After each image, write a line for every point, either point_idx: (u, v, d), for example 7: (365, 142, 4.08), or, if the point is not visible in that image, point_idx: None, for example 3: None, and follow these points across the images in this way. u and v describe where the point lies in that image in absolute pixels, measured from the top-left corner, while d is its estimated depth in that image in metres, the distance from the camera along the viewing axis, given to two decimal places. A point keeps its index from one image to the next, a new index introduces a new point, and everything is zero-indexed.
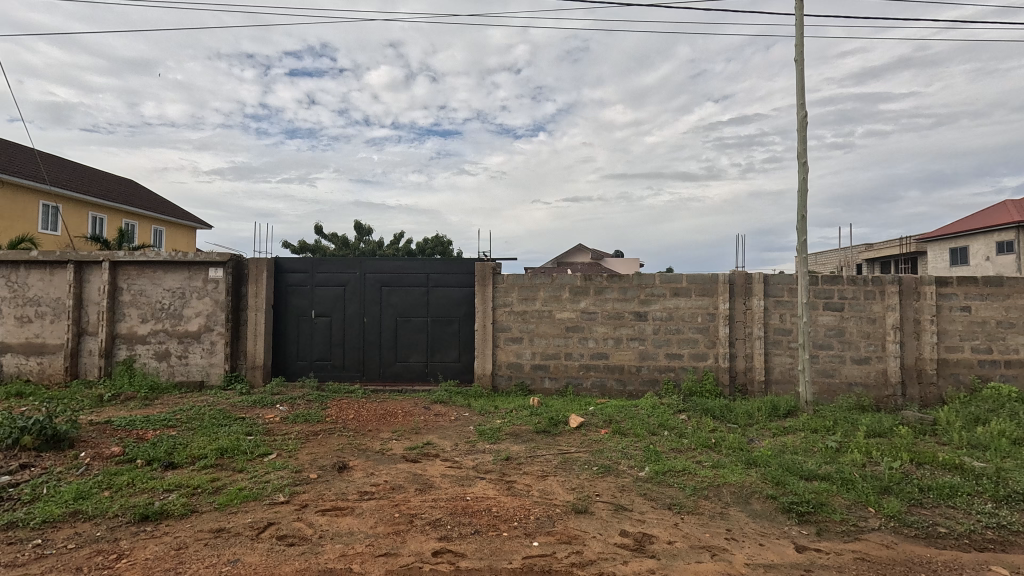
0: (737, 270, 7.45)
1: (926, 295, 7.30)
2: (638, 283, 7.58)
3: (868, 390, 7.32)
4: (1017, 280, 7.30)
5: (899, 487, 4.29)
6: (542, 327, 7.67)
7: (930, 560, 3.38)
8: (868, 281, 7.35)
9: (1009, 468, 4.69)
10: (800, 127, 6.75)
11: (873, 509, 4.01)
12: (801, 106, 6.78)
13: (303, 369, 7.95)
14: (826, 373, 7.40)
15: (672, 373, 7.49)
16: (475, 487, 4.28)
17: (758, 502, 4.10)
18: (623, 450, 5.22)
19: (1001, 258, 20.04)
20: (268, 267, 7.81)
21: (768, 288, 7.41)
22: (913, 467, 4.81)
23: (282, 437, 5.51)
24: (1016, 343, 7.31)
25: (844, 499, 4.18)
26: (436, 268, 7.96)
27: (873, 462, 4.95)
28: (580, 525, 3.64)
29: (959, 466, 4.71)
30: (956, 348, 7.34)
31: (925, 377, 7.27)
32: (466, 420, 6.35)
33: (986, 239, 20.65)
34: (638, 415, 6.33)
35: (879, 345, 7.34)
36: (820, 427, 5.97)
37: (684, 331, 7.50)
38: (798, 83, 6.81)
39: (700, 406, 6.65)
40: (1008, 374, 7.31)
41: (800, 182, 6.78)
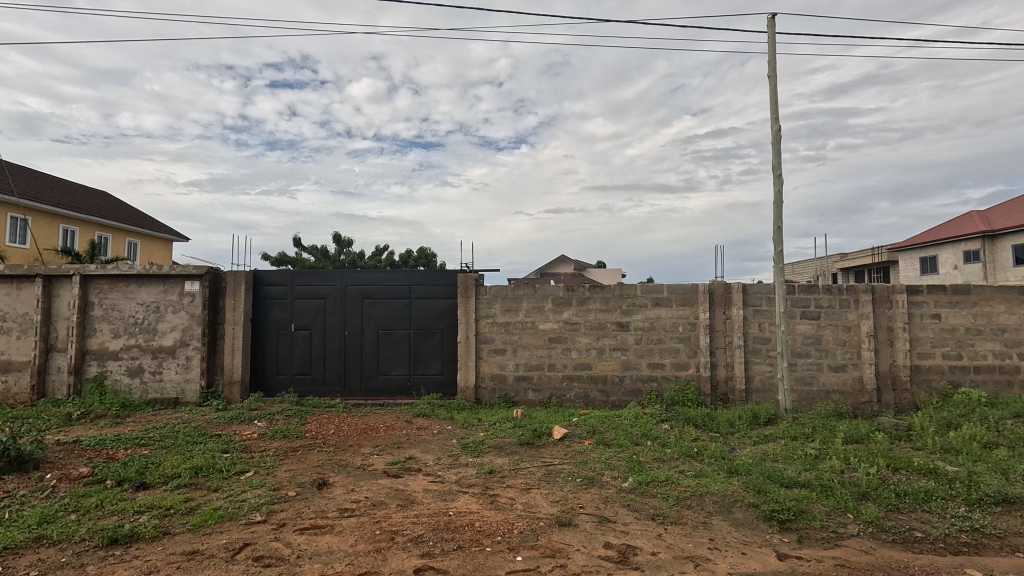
0: (716, 279, 7.57)
1: (898, 303, 7.50)
2: (620, 293, 7.64)
3: (845, 397, 7.45)
4: (983, 287, 7.56)
5: (875, 493, 4.36)
6: (525, 338, 7.66)
7: (907, 565, 3.43)
8: (842, 290, 7.54)
9: (980, 471, 4.81)
10: (775, 140, 6.93)
11: (851, 515, 4.06)
12: (775, 120, 6.96)
13: (283, 384, 7.79)
14: (805, 381, 7.51)
15: (654, 383, 7.54)
16: (458, 502, 4.23)
17: (740, 511, 4.13)
18: (607, 461, 5.22)
19: (968, 267, 20.81)
20: (246, 280, 7.68)
21: (747, 297, 7.54)
22: (889, 472, 4.90)
23: (259, 454, 5.38)
24: (984, 349, 7.55)
25: (823, 505, 4.23)
26: (418, 280, 7.93)
27: (851, 468, 5.04)
28: (564, 538, 3.61)
29: (933, 471, 4.82)
30: (928, 354, 7.54)
31: (899, 384, 7.44)
32: (449, 433, 6.28)
33: (953, 248, 21.40)
34: (621, 425, 6.35)
35: (855, 353, 7.50)
36: (799, 435, 6.05)
37: (666, 341, 7.57)
38: (772, 97, 7.01)
39: (683, 415, 6.70)
40: (977, 380, 7.53)
41: (776, 194, 6.94)
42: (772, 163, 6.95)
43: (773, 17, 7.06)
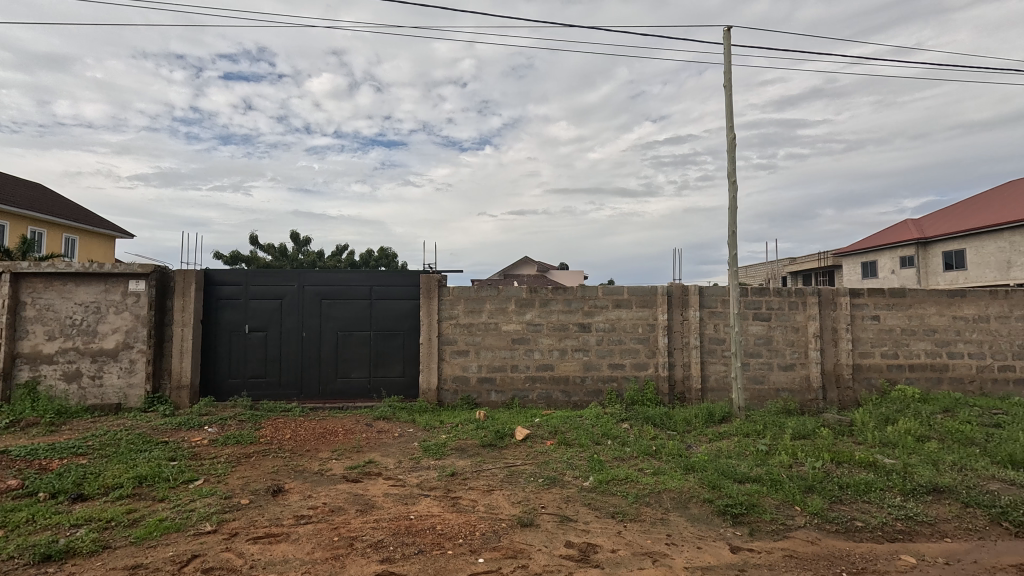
0: (674, 282, 7.79)
1: (842, 305, 7.92)
2: (582, 295, 7.74)
3: (793, 395, 7.80)
4: (917, 291, 8.09)
5: (821, 486, 4.59)
6: (488, 339, 7.66)
7: (849, 553, 3.62)
8: (791, 292, 7.90)
9: (914, 463, 5.14)
10: (730, 148, 7.20)
11: (799, 507, 4.26)
12: (730, 129, 7.23)
13: (236, 387, 7.49)
14: (757, 380, 7.81)
15: (615, 383, 7.68)
16: (419, 505, 4.18)
17: (696, 506, 4.26)
18: (568, 460, 5.28)
19: (904, 271, 22.23)
20: (196, 279, 7.35)
21: (703, 299, 7.79)
22: (833, 466, 5.17)
23: (210, 461, 5.16)
24: (917, 348, 8.07)
25: (773, 499, 4.42)
26: (380, 281, 7.79)
27: (798, 462, 5.28)
28: (526, 538, 3.63)
29: (873, 464, 5.11)
30: (868, 353, 8.00)
31: (843, 382, 7.86)
32: (410, 436, 6.20)
33: (891, 254, 22.81)
34: (583, 425, 6.44)
35: (803, 352, 7.87)
36: (751, 432, 6.29)
37: (626, 342, 7.72)
38: (727, 107, 7.28)
39: (642, 414, 6.86)
40: (912, 377, 8.04)
41: (731, 200, 7.20)
42: (727, 170, 7.21)
43: (728, 29, 7.33)
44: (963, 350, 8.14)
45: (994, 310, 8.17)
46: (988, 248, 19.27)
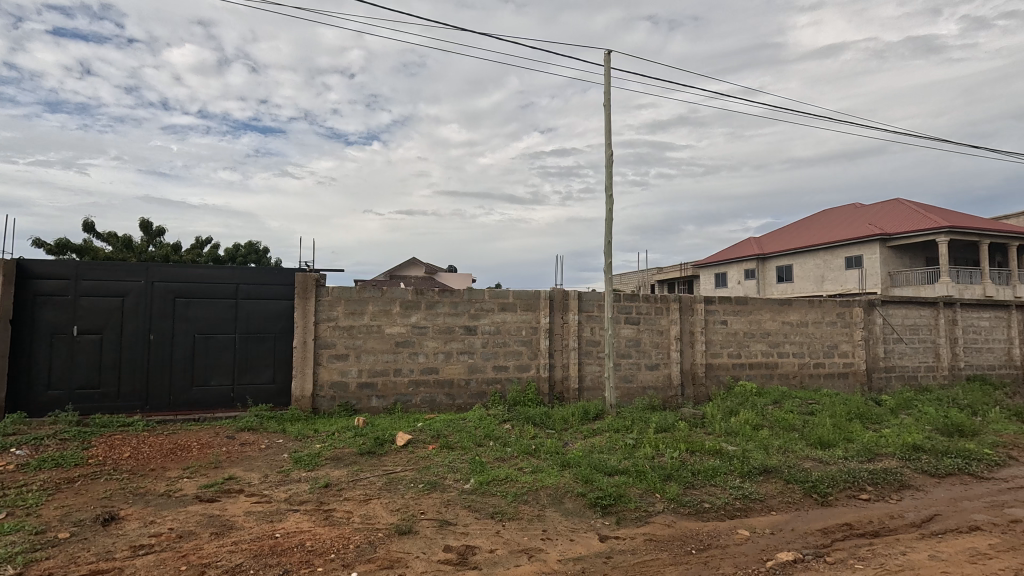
0: (556, 287, 8.16)
1: (698, 311, 8.90)
2: (468, 298, 7.78)
3: (657, 392, 8.58)
4: (756, 299, 9.38)
5: (677, 474, 5.10)
6: (370, 342, 7.35)
7: (698, 533, 4.06)
8: (658, 298, 8.70)
9: (750, 449, 5.93)
10: (607, 164, 7.73)
11: (659, 494, 4.69)
12: (608, 145, 7.78)
13: (57, 401, 6.32)
14: (627, 379, 8.46)
15: (498, 385, 7.81)
16: (287, 522, 3.86)
17: (570, 501, 4.49)
18: (450, 464, 5.25)
19: (747, 282, 25.69)
20: (5, 271, 6.08)
21: (582, 303, 8.26)
22: (687, 455, 5.78)
23: (16, 491, 4.27)
24: (755, 348, 9.35)
25: (638, 488, 4.81)
26: (248, 279, 7.11)
27: (659, 453, 5.82)
28: (404, 547, 3.53)
29: (719, 451, 5.81)
30: (717, 354, 9.08)
31: (697, 379, 8.83)
32: (279, 448, 5.72)
33: (737, 267, 26.22)
34: (466, 428, 6.45)
35: (666, 353, 8.69)
36: (620, 427, 6.79)
37: (510, 344, 7.91)
38: (606, 125, 7.82)
39: (523, 414, 7.06)
40: (751, 374, 9.28)
41: (608, 212, 7.74)
42: (605, 184, 7.74)
43: (608, 53, 7.89)
44: (788, 350, 9.60)
45: (812, 316, 9.76)
46: (809, 264, 22.99)
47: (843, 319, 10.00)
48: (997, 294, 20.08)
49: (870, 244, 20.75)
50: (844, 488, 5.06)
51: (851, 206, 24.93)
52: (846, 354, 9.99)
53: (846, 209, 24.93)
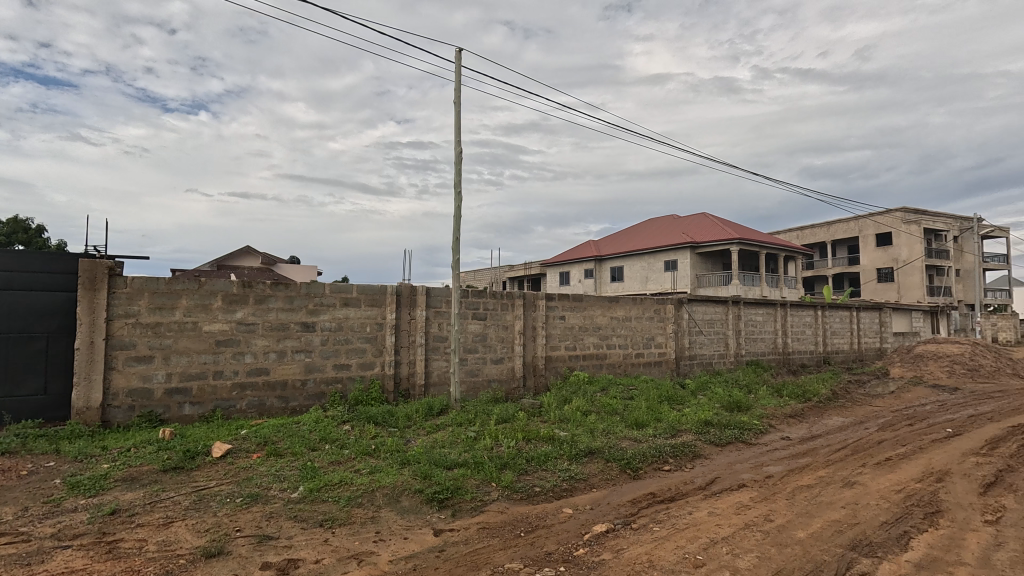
0: (403, 282, 8.00)
1: (540, 307, 9.48)
2: (305, 292, 7.23)
3: (501, 384, 8.92)
4: (590, 297, 10.31)
5: (512, 462, 5.37)
6: (183, 342, 6.41)
7: (527, 516, 4.33)
8: (503, 295, 9.05)
9: (579, 433, 6.51)
10: (457, 161, 7.80)
11: (494, 483, 4.89)
12: (458, 143, 7.85)
13: None
14: (473, 373, 8.65)
15: (338, 384, 7.40)
16: (52, 563, 3.18)
17: (407, 498, 4.44)
18: (277, 473, 4.82)
19: (586, 281, 28.17)
20: None
21: (429, 299, 8.23)
22: (524, 443, 6.12)
23: None
24: (588, 341, 10.28)
25: (475, 479, 4.96)
26: (7, 265, 5.69)
27: (498, 443, 6.06)
28: (210, 571, 3.15)
29: (552, 437, 6.26)
30: (556, 347, 9.77)
31: (538, 371, 9.40)
32: (49, 473, 4.67)
33: (579, 267, 28.58)
34: (299, 432, 5.99)
35: (510, 347, 9.08)
36: (463, 420, 6.93)
37: (352, 341, 7.54)
38: (456, 123, 7.88)
39: (364, 414, 6.80)
40: (584, 364, 10.18)
41: (456, 209, 7.81)
42: (454, 181, 7.80)
43: (460, 52, 7.96)
44: (616, 342, 10.74)
45: (635, 312, 11.05)
46: (636, 266, 26.00)
47: (659, 314, 11.51)
48: (770, 294, 24.94)
49: (683, 250, 24.21)
50: (651, 462, 5.84)
51: (670, 217, 28.80)
52: (661, 344, 11.52)
53: (666, 219, 28.73)
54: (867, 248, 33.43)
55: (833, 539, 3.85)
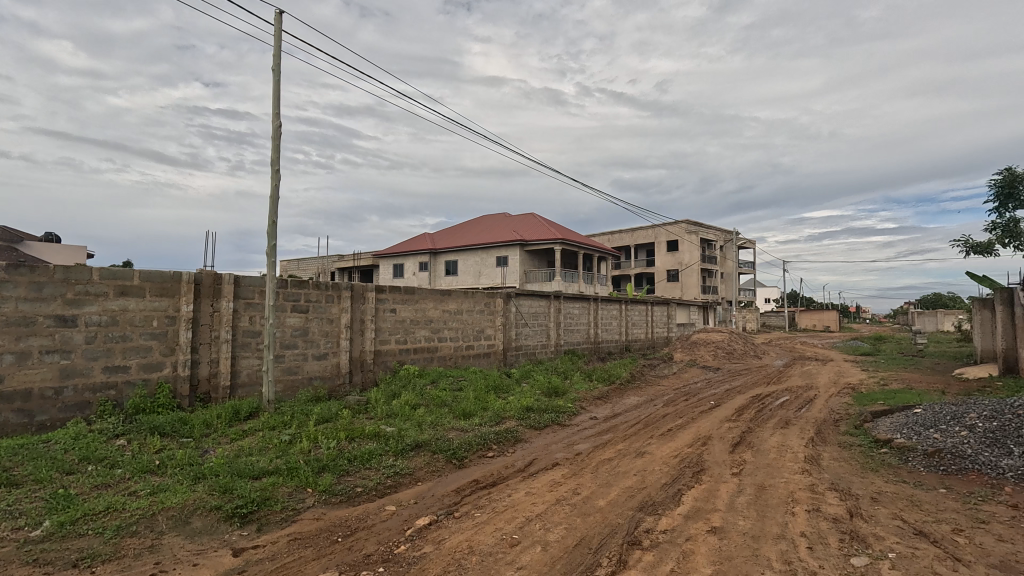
0: (204, 269, 6.91)
1: (369, 299, 9.07)
2: (63, 278, 5.78)
3: (324, 382, 8.27)
4: (421, 290, 10.21)
5: (332, 464, 5.03)
6: None
7: (346, 519, 4.08)
8: (328, 286, 8.42)
9: (406, 428, 6.40)
10: (275, 135, 6.99)
11: (310, 489, 4.52)
12: (276, 116, 7.04)
13: None
14: (290, 371, 7.85)
15: (111, 391, 6.08)
16: None
17: (200, 518, 3.84)
18: (8, 508, 3.74)
19: (420, 274, 27.96)
20: None
21: (238, 289, 7.25)
22: (347, 442, 5.78)
23: None
24: (419, 334, 10.17)
25: (287, 487, 4.51)
26: None
27: (317, 445, 5.62)
28: None
29: (377, 434, 6.03)
30: (386, 341, 9.46)
31: (365, 366, 8.97)
32: None
33: (413, 259, 28.21)
34: (47, 453, 4.74)
35: (335, 342, 8.50)
36: (277, 423, 6.27)
37: (133, 339, 6.27)
38: (275, 93, 7.05)
39: (147, 424, 5.69)
40: (415, 358, 10.04)
41: (273, 189, 7.00)
42: (271, 157, 6.98)
43: (281, 14, 7.14)
44: (447, 335, 10.83)
45: (466, 305, 11.29)
46: (470, 261, 26.63)
47: (489, 308, 11.95)
48: (586, 290, 27.79)
49: (513, 247, 25.56)
50: (476, 450, 6.01)
51: (502, 215, 30.14)
52: (490, 336, 11.97)
53: (498, 217, 29.99)
54: (660, 253, 39.43)
55: (626, 503, 4.42)
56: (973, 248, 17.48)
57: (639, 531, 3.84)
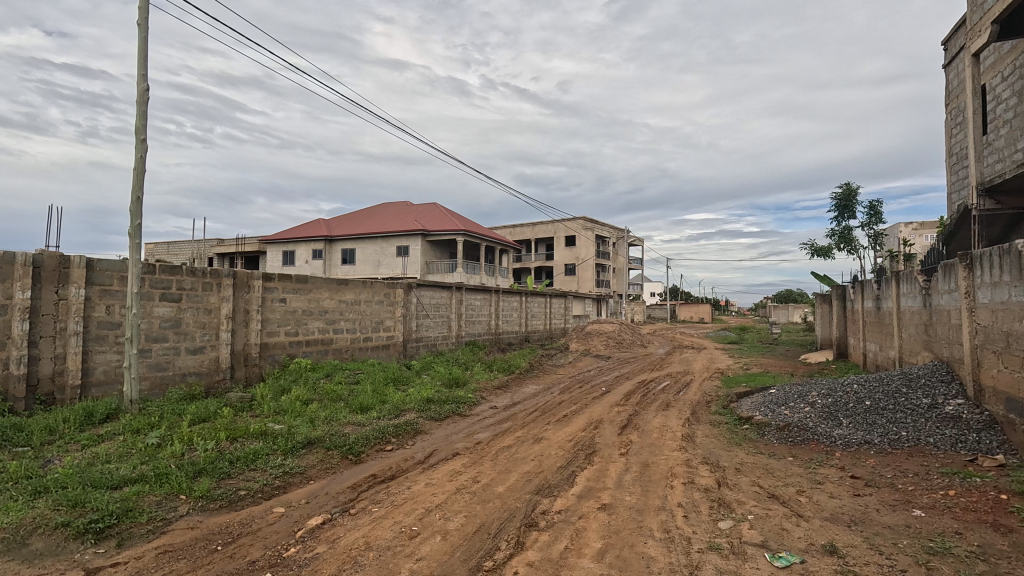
0: (46, 250, 5.91)
1: (254, 288, 8.37)
2: None
3: (200, 378, 7.46)
4: (314, 278, 9.64)
5: (211, 467, 4.59)
6: None
7: (227, 525, 3.76)
8: (206, 273, 7.62)
9: (297, 425, 6.02)
10: (140, 100, 6.14)
11: (184, 496, 4.09)
12: (142, 78, 6.18)
13: None
14: (159, 367, 6.98)
15: None
16: None
17: (41, 539, 3.31)
18: None
19: (314, 262, 26.35)
20: None
21: (91, 275, 6.30)
22: (228, 443, 5.30)
23: None
24: (312, 326, 9.60)
25: (155, 495, 4.05)
26: None
27: (192, 448, 5.09)
28: None
29: (263, 433, 5.61)
30: (274, 333, 8.79)
31: (250, 360, 8.26)
32: None
33: (306, 247, 26.48)
34: None
35: (213, 334, 7.71)
36: (142, 426, 5.58)
37: None
38: (140, 51, 6.18)
39: None
40: (306, 351, 9.46)
41: (138, 161, 6.16)
42: (136, 124, 6.13)
43: None
44: (342, 327, 10.33)
45: (364, 296, 10.85)
46: (368, 249, 25.61)
47: (388, 298, 11.60)
48: (487, 282, 28.06)
49: (415, 237, 25.02)
50: (374, 444, 5.84)
51: (403, 203, 29.34)
52: (389, 328, 11.63)
53: (399, 205, 29.15)
54: (559, 247, 41.00)
55: (524, 487, 4.58)
56: (816, 251, 20.41)
57: (536, 513, 3.99)
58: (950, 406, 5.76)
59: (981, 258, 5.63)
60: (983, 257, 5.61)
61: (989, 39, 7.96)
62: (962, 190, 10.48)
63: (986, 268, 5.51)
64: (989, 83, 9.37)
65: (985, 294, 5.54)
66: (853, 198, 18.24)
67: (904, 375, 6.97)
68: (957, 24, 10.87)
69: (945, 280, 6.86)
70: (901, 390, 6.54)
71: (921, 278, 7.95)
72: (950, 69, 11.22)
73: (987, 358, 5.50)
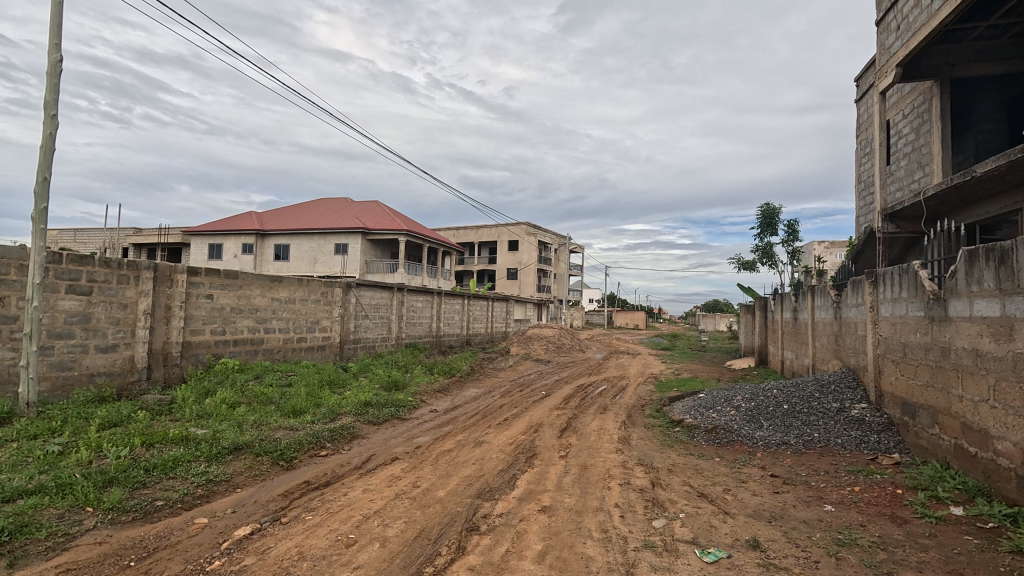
0: None
1: (177, 283, 7.79)
2: None
3: (111, 379, 6.83)
4: (245, 275, 9.12)
5: (123, 476, 4.22)
6: None
7: (140, 539, 3.45)
8: (122, 264, 7.01)
9: (223, 429, 5.67)
10: (52, 71, 5.58)
11: (90, 508, 3.73)
12: (56, 48, 5.62)
13: None
14: (62, 366, 6.33)
15: None
16: None
17: None
18: None
19: (244, 257, 24.88)
20: None
21: None
22: (143, 450, 4.89)
23: None
24: (241, 324, 9.07)
25: (56, 509, 3.66)
26: None
27: (100, 456, 4.64)
28: None
29: (184, 438, 5.23)
30: (198, 331, 8.22)
31: (170, 360, 7.66)
32: None
33: (235, 240, 24.98)
34: None
35: (128, 331, 7.08)
36: (41, 431, 5.04)
37: None
38: (53, 18, 5.60)
39: None
40: (234, 351, 8.90)
41: (47, 139, 5.57)
42: (46, 97, 5.55)
43: None
44: (274, 326, 9.83)
45: (299, 294, 10.39)
46: (304, 246, 24.55)
47: (325, 298, 11.18)
48: (428, 283, 27.69)
49: (354, 235, 24.31)
50: (307, 449, 5.58)
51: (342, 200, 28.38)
52: (325, 328, 11.19)
53: (339, 201, 28.21)
54: (501, 252, 41.22)
55: (464, 491, 4.55)
56: (743, 265, 21.75)
57: (477, 517, 3.98)
58: (855, 410, 6.34)
59: (885, 276, 6.22)
60: (886, 274, 6.20)
61: (894, 79, 8.88)
62: (868, 215, 11.56)
63: (888, 285, 6.10)
64: (893, 119, 10.41)
65: (886, 309, 6.13)
66: (774, 217, 19.67)
67: (817, 381, 7.59)
68: (868, 63, 12.01)
69: (854, 294, 7.53)
70: (814, 395, 7.11)
71: (833, 292, 8.69)
72: (861, 105, 12.37)
73: (887, 366, 6.09)
